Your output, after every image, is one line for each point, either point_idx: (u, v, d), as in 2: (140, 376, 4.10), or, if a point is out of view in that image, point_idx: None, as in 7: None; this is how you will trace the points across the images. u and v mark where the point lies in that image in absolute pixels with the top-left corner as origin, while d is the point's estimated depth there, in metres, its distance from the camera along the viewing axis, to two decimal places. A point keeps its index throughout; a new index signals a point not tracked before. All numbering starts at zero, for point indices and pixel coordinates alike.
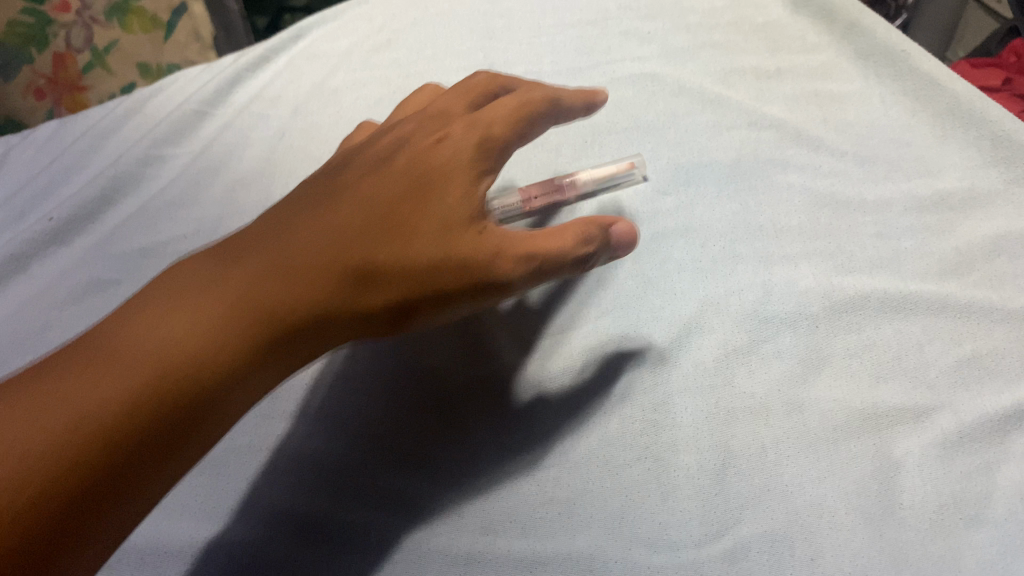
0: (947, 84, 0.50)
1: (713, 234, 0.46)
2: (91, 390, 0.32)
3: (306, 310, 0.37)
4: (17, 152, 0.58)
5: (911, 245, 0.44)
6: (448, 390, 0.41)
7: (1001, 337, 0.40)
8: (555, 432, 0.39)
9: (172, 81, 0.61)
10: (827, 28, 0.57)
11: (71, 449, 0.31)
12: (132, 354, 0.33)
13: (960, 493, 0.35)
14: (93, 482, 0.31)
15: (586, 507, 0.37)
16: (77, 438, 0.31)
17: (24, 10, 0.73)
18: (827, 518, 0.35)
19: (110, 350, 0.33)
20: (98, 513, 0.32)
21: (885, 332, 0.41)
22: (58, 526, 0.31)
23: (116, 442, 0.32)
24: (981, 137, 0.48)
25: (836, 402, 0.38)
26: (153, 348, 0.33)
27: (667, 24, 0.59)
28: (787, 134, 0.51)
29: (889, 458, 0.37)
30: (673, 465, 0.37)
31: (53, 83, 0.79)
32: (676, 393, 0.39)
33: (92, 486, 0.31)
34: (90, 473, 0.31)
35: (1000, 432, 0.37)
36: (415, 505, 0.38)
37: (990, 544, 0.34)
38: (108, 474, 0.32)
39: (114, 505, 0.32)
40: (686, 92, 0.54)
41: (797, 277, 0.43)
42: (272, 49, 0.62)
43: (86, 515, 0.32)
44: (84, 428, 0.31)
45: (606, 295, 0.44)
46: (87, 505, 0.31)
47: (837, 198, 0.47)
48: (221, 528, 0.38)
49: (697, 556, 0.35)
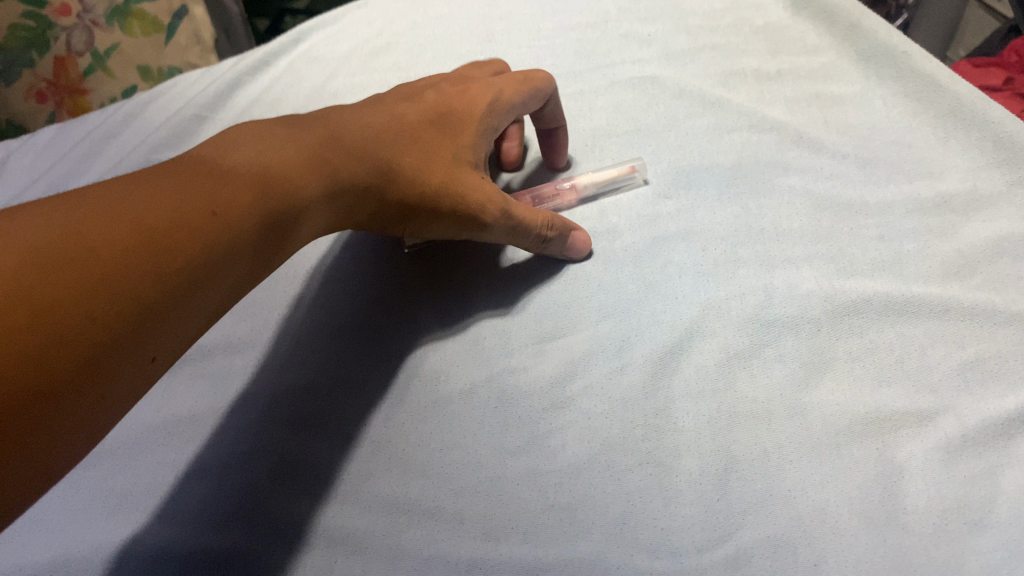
0: (949, 85, 0.50)
1: (714, 237, 0.46)
2: (112, 249, 0.27)
3: (325, 206, 0.36)
4: (17, 157, 0.58)
5: (913, 248, 0.44)
6: (448, 394, 0.41)
7: (1004, 340, 0.40)
8: (556, 437, 0.39)
9: (172, 85, 0.62)
10: (828, 30, 0.57)
11: (101, 317, 0.26)
12: (161, 218, 0.29)
13: (963, 497, 0.35)
14: (127, 361, 0.27)
15: (588, 513, 0.36)
16: (108, 303, 0.27)
17: (25, 13, 0.73)
18: (830, 524, 0.35)
19: (126, 211, 0.29)
20: (120, 398, 0.28)
21: (888, 336, 0.41)
22: (82, 406, 0.26)
23: (153, 311, 0.28)
24: (983, 139, 0.48)
25: (838, 405, 0.38)
26: (182, 211, 0.30)
27: (667, 26, 0.59)
28: (788, 136, 0.51)
29: (892, 463, 0.36)
30: (674, 470, 0.37)
31: (54, 86, 0.79)
32: (677, 398, 0.39)
33: (130, 372, 0.28)
34: (127, 348, 0.27)
35: (1004, 436, 0.37)
36: (416, 510, 0.38)
37: (994, 549, 0.34)
38: (148, 352, 0.28)
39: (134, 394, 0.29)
40: (687, 94, 0.54)
41: (799, 281, 0.43)
42: (271, 53, 0.62)
43: (107, 401, 0.27)
44: (121, 291, 0.27)
45: (607, 299, 0.44)
46: (110, 386, 0.27)
47: (838, 200, 0.47)
48: (219, 534, 0.38)
49: (700, 561, 0.35)
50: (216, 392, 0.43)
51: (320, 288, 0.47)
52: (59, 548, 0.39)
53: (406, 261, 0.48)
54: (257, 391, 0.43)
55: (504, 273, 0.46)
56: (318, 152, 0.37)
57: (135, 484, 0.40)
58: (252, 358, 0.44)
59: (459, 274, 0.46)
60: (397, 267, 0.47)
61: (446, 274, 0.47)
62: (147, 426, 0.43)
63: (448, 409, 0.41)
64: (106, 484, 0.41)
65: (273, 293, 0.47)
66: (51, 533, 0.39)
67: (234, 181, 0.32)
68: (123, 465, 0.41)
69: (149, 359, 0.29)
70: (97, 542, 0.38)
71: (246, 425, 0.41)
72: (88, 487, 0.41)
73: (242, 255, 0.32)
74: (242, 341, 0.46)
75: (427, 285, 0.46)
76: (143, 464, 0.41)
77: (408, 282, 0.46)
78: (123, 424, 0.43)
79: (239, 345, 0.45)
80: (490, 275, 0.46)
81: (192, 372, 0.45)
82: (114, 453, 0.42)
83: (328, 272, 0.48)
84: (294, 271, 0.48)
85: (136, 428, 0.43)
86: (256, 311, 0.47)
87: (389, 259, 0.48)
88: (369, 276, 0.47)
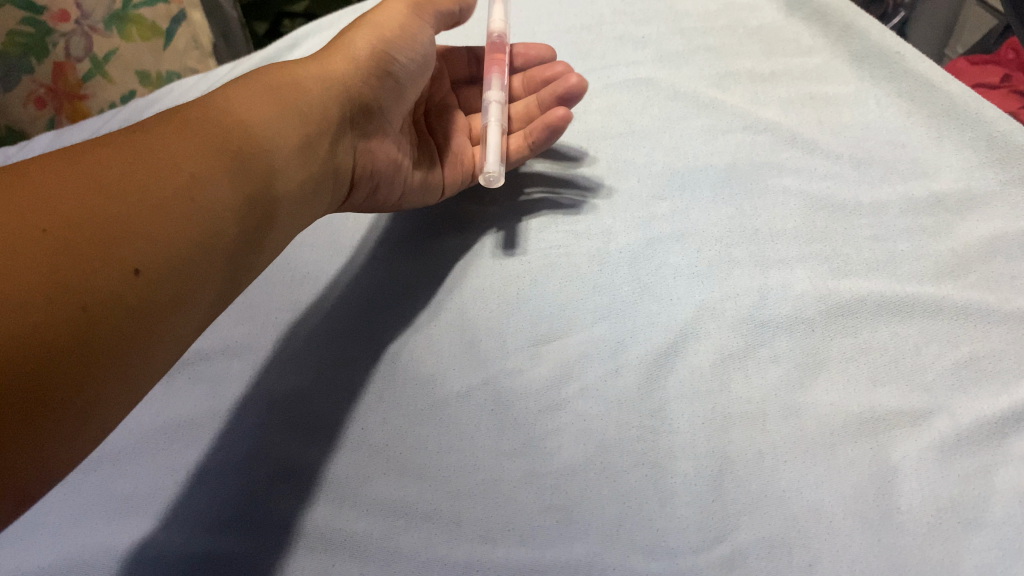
0: (942, 85, 0.50)
1: (709, 239, 0.46)
2: (66, 186, 0.29)
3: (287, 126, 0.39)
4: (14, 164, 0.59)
5: (908, 248, 0.44)
6: (445, 397, 0.41)
7: (998, 339, 0.40)
8: (552, 439, 0.39)
9: (169, 90, 0.62)
10: (822, 30, 0.57)
11: (53, 230, 0.28)
12: (111, 158, 0.31)
13: (958, 496, 0.35)
14: (99, 267, 0.28)
15: (584, 515, 0.37)
16: (57, 219, 0.28)
17: (23, 19, 0.72)
18: (824, 524, 0.35)
19: (81, 159, 0.31)
20: (116, 308, 0.28)
21: (882, 335, 0.41)
22: (76, 319, 0.27)
23: (112, 222, 0.29)
24: (976, 138, 0.48)
25: (833, 405, 0.38)
26: (125, 149, 0.32)
27: (662, 28, 0.59)
28: (782, 137, 0.51)
29: (886, 462, 0.37)
30: (670, 471, 0.37)
31: (53, 92, 0.79)
32: (672, 399, 0.40)
33: (108, 281, 0.28)
34: (93, 255, 0.28)
35: (998, 435, 0.37)
36: (413, 513, 0.38)
37: (989, 548, 0.34)
38: (123, 259, 0.29)
39: (132, 305, 0.29)
40: (681, 96, 0.54)
41: (793, 281, 0.43)
42: (267, 59, 0.63)
43: (105, 318, 0.28)
44: (68, 210, 0.28)
45: (603, 301, 0.44)
46: (90, 294, 0.27)
47: (833, 200, 0.47)
48: (218, 538, 0.38)
49: (694, 562, 0.35)
50: (215, 395, 0.44)
51: (318, 292, 0.47)
52: (59, 552, 0.39)
53: (403, 265, 0.48)
54: (255, 395, 0.43)
55: (500, 275, 0.46)
56: (246, 91, 0.39)
57: (135, 488, 0.40)
58: (250, 362, 0.45)
59: (457, 277, 0.47)
60: (393, 271, 0.48)
61: (442, 278, 0.47)
62: (145, 430, 0.43)
63: (445, 412, 0.41)
64: (105, 488, 0.41)
65: (270, 297, 0.48)
66: (51, 537, 0.39)
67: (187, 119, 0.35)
68: (122, 469, 0.41)
69: (128, 268, 0.29)
70: (97, 545, 0.39)
71: (244, 429, 0.42)
72: (88, 491, 0.41)
73: (194, 166, 0.33)
74: (239, 344, 0.46)
75: (424, 288, 0.46)
76: (142, 468, 0.41)
77: (404, 286, 0.47)
78: (122, 427, 0.43)
79: (236, 349, 0.46)
80: (487, 277, 0.46)
81: (191, 375, 0.45)
82: (113, 457, 0.42)
83: (325, 277, 0.48)
84: (292, 275, 0.49)
85: (134, 432, 0.43)
86: (253, 314, 0.47)
87: (386, 263, 0.48)
88: (366, 280, 0.47)
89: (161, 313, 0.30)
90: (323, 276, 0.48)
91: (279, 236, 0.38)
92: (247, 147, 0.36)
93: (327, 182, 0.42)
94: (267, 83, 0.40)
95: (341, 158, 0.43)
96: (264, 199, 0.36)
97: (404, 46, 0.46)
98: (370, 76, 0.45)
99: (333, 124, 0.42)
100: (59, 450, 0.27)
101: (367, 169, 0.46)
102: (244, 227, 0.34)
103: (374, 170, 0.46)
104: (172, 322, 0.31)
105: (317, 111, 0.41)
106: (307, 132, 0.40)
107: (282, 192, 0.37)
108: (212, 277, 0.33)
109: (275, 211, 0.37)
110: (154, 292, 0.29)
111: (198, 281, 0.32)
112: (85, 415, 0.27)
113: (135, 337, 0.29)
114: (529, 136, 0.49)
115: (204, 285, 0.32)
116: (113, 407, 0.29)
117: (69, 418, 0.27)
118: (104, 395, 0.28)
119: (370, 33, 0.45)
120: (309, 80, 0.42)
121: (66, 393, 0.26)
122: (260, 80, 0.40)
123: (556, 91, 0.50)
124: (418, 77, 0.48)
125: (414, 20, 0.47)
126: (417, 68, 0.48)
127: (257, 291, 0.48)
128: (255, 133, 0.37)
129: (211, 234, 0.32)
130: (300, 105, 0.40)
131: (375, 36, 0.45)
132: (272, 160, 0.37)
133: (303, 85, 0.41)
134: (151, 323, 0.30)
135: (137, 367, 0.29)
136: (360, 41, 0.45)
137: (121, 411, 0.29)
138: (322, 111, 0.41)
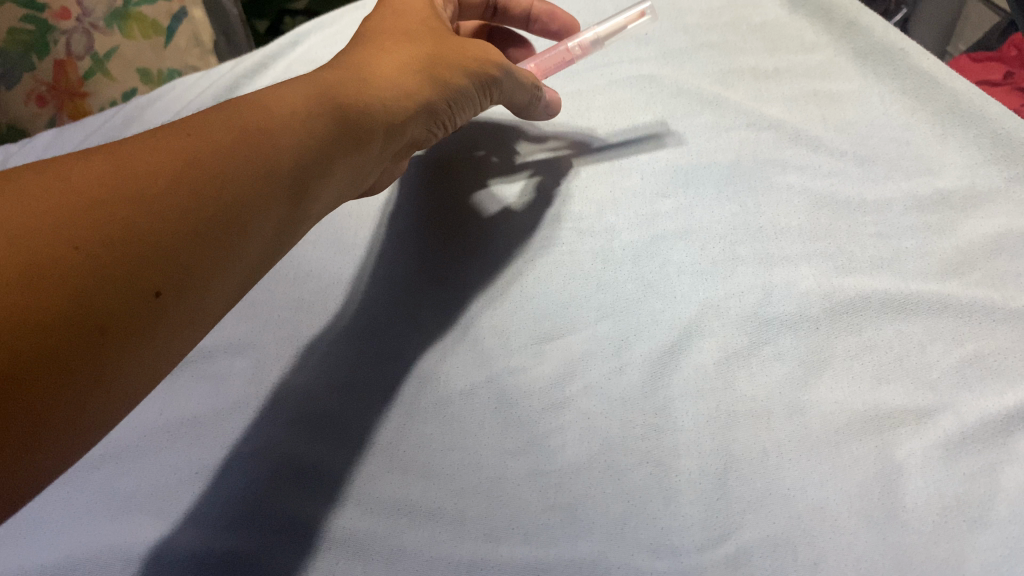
0: (946, 82, 0.50)
1: (713, 236, 0.46)
2: (98, 191, 0.27)
3: (337, 140, 0.35)
4: (16, 160, 0.58)
5: (912, 245, 0.44)
6: (448, 396, 0.41)
7: (1003, 337, 0.40)
8: (556, 437, 0.39)
9: (171, 88, 0.62)
10: (826, 27, 0.57)
11: (86, 245, 0.26)
12: (150, 162, 0.29)
13: (964, 494, 0.35)
14: (123, 289, 0.26)
15: (589, 513, 0.37)
16: (87, 230, 0.26)
17: (25, 17, 0.72)
18: (829, 522, 0.35)
19: (119, 158, 0.29)
20: (133, 332, 0.27)
21: (886, 333, 0.41)
22: (90, 342, 0.25)
23: (145, 242, 0.27)
24: (981, 136, 0.48)
25: (838, 403, 0.38)
26: (164, 151, 0.30)
27: (664, 25, 0.59)
28: (786, 134, 0.50)
29: (892, 460, 0.36)
30: (674, 470, 0.37)
31: (55, 89, 0.79)
32: (676, 398, 0.39)
33: (126, 302, 0.26)
34: (120, 275, 0.26)
35: (1003, 433, 0.37)
36: (417, 511, 0.38)
37: (994, 547, 0.34)
38: (148, 282, 0.27)
39: (149, 329, 0.27)
40: (685, 93, 0.54)
41: (797, 278, 0.43)
42: (270, 56, 0.63)
43: (119, 343, 0.26)
44: (100, 220, 0.26)
45: (606, 299, 0.44)
46: (110, 317, 0.26)
47: (836, 198, 0.47)
48: (221, 536, 0.38)
49: (700, 560, 0.35)
50: (218, 393, 0.43)
51: (320, 290, 0.47)
52: (63, 551, 0.39)
53: (406, 263, 0.48)
54: (258, 393, 0.43)
55: (503, 273, 0.46)
56: (303, 93, 0.35)
57: (138, 486, 0.40)
58: (253, 360, 0.45)
59: (459, 274, 0.47)
60: (395, 268, 0.48)
61: (447, 275, 0.47)
62: (148, 428, 0.43)
63: (448, 410, 0.41)
64: (110, 486, 0.41)
65: (272, 295, 0.48)
66: (55, 535, 0.40)
67: (234, 121, 0.32)
68: (126, 467, 0.41)
69: (152, 292, 0.27)
70: (102, 544, 0.39)
71: (248, 427, 0.42)
72: (91, 490, 0.41)
73: (235, 184, 0.30)
74: (242, 342, 0.46)
75: (427, 286, 0.46)
76: (146, 465, 0.41)
77: (407, 284, 0.47)
78: (125, 426, 0.43)
79: (239, 347, 0.45)
80: (490, 275, 0.46)
81: (194, 374, 0.45)
82: (116, 455, 0.42)
83: (328, 275, 0.48)
84: (294, 273, 0.49)
85: (136, 430, 0.43)
86: (255, 312, 0.47)
87: (389, 261, 0.48)
88: (368, 278, 0.47)
89: (172, 338, 0.28)
90: (326, 273, 0.48)
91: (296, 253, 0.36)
92: (297, 169, 0.33)
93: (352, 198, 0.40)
94: (327, 88, 0.36)
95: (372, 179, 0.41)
96: (298, 222, 0.34)
97: (468, 91, 0.44)
98: (429, 114, 0.42)
99: (382, 152, 0.40)
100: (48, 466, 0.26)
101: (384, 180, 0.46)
102: (269, 249, 0.33)
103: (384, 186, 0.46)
104: (183, 344, 0.29)
105: (373, 139, 0.38)
106: (358, 156, 0.37)
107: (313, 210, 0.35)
108: (230, 300, 0.31)
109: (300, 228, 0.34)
110: (169, 317, 0.28)
111: (216, 304, 0.30)
112: (81, 436, 0.26)
113: (144, 359, 0.27)
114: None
115: (221, 306, 0.30)
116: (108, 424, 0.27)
117: (63, 437, 0.25)
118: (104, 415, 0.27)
119: (440, 74, 0.42)
120: (376, 102, 0.38)
121: (65, 413, 0.25)
122: (323, 85, 0.36)
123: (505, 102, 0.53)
124: (470, 111, 0.46)
125: (487, 71, 0.45)
126: (465, 101, 0.45)
127: (259, 288, 0.48)
128: (308, 154, 0.34)
129: (238, 260, 0.30)
130: (360, 131, 0.37)
131: (445, 79, 0.43)
132: (314, 177, 0.34)
133: (369, 105, 0.38)
134: (163, 346, 0.28)
135: (138, 389, 0.28)
136: (427, 76, 0.42)
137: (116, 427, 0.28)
138: (376, 126, 0.38)
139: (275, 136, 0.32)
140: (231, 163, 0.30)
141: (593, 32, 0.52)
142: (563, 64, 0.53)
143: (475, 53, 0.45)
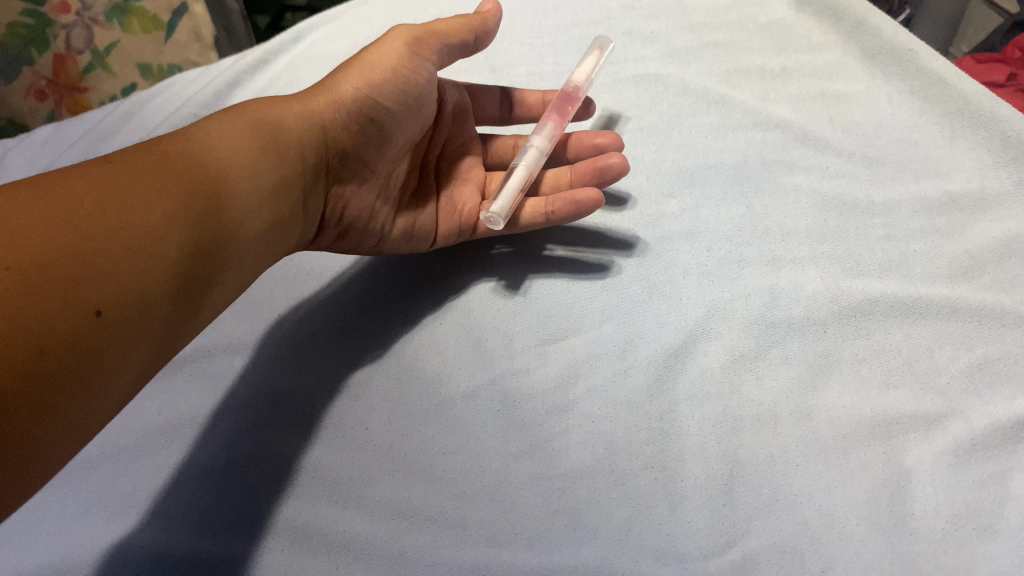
0: (955, 83, 0.49)
1: (720, 237, 0.45)
2: (30, 223, 0.28)
3: (261, 163, 0.37)
4: (14, 155, 0.58)
5: (921, 248, 0.44)
6: (451, 398, 0.41)
7: (1013, 342, 0.39)
8: (560, 440, 0.39)
9: (169, 83, 0.62)
10: (833, 27, 0.56)
11: (18, 267, 0.27)
12: (80, 193, 0.30)
13: (972, 503, 0.35)
14: (63, 309, 0.27)
15: (593, 519, 0.36)
16: (20, 257, 0.27)
17: (25, 11, 0.72)
18: (837, 529, 0.35)
19: (53, 191, 0.30)
20: (76, 349, 0.27)
21: (895, 337, 0.40)
22: (32, 363, 0.26)
23: (77, 265, 0.28)
24: (991, 137, 0.47)
25: (845, 408, 0.38)
26: (95, 184, 0.31)
27: (670, 23, 0.59)
28: (794, 135, 0.50)
29: (900, 467, 0.36)
30: (680, 475, 0.37)
31: (54, 84, 0.78)
32: (681, 401, 0.39)
33: (67, 323, 0.27)
34: (53, 296, 0.27)
35: (1011, 441, 0.36)
36: (419, 515, 0.37)
37: (1005, 556, 0.33)
38: (88, 301, 0.28)
39: (96, 346, 0.28)
40: (691, 92, 0.53)
41: (805, 281, 0.43)
42: (270, 51, 0.62)
43: (62, 363, 0.27)
44: (34, 247, 0.27)
45: (611, 300, 0.43)
46: (50, 337, 0.27)
47: (845, 199, 0.46)
48: (218, 540, 0.37)
49: (705, 567, 0.34)
50: (217, 393, 0.43)
51: (319, 290, 0.47)
52: (58, 554, 0.38)
53: (408, 264, 0.47)
54: (257, 393, 0.42)
55: (507, 275, 0.46)
56: (229, 126, 0.37)
57: (136, 487, 0.40)
58: (251, 359, 0.44)
59: (462, 276, 0.46)
60: (398, 269, 0.47)
61: (449, 277, 0.46)
62: (146, 429, 0.42)
63: (451, 412, 0.40)
64: (107, 487, 0.40)
65: (273, 294, 0.47)
66: (48, 538, 0.39)
67: (160, 155, 0.34)
68: (124, 467, 0.41)
69: (90, 309, 0.28)
70: (96, 547, 0.38)
71: (245, 428, 0.41)
72: (88, 491, 0.40)
73: (162, 205, 0.31)
74: (242, 342, 0.45)
75: (428, 288, 0.46)
76: (142, 467, 0.40)
77: (408, 286, 0.46)
78: (123, 426, 0.43)
79: (239, 347, 0.45)
80: (493, 277, 0.46)
81: (192, 374, 0.44)
82: (113, 456, 0.41)
83: (328, 275, 0.47)
84: (295, 272, 0.48)
85: (135, 431, 0.42)
86: (256, 312, 0.47)
87: (391, 262, 0.48)
88: (369, 278, 0.47)
89: (122, 355, 0.29)
90: (326, 274, 0.48)
91: (244, 271, 0.37)
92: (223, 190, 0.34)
93: (296, 220, 0.40)
94: (252, 119, 0.38)
95: (312, 204, 0.41)
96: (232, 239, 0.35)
97: (395, 92, 0.43)
98: (348, 110, 0.42)
99: (306, 169, 0.40)
100: (19, 485, 0.26)
101: (338, 217, 0.44)
102: (212, 267, 0.33)
103: (347, 216, 0.44)
104: (129, 362, 0.30)
105: (295, 153, 0.39)
106: (283, 174, 0.38)
107: (250, 227, 0.36)
108: (170, 319, 0.31)
109: (238, 247, 0.35)
110: (116, 333, 0.29)
111: (157, 320, 0.31)
112: (41, 455, 0.27)
113: (93, 378, 0.28)
114: (550, 205, 0.44)
115: (162, 324, 0.31)
116: (62, 447, 0.28)
117: (16, 459, 0.26)
118: (55, 437, 0.27)
119: (358, 73, 0.42)
120: (289, 113, 0.40)
121: (13, 438, 0.25)
122: (244, 115, 0.38)
123: (594, 165, 0.45)
124: (406, 105, 0.44)
125: (411, 68, 0.43)
126: (403, 108, 0.44)
127: (260, 287, 0.48)
128: (228, 175, 0.35)
129: (176, 277, 0.31)
130: (277, 143, 0.38)
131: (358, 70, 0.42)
132: (242, 198, 0.35)
133: (282, 118, 0.39)
134: (110, 362, 0.29)
135: (94, 406, 0.28)
136: (346, 82, 0.42)
137: (72, 450, 0.28)
138: (298, 141, 0.39)
139: (200, 163, 0.34)
140: (159, 189, 0.32)
141: (579, 72, 0.48)
142: (575, 104, 0.47)
143: (392, 46, 0.43)
